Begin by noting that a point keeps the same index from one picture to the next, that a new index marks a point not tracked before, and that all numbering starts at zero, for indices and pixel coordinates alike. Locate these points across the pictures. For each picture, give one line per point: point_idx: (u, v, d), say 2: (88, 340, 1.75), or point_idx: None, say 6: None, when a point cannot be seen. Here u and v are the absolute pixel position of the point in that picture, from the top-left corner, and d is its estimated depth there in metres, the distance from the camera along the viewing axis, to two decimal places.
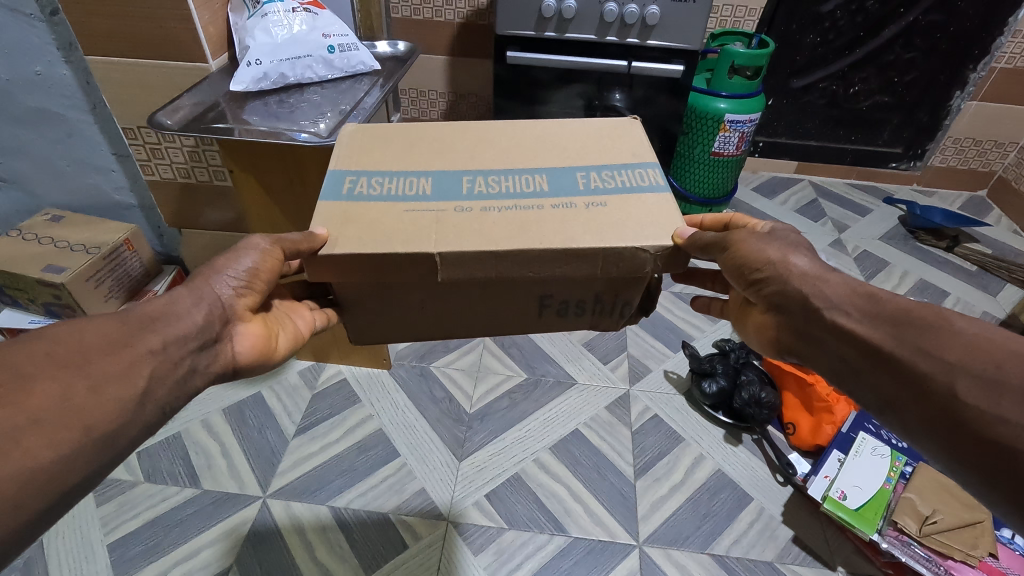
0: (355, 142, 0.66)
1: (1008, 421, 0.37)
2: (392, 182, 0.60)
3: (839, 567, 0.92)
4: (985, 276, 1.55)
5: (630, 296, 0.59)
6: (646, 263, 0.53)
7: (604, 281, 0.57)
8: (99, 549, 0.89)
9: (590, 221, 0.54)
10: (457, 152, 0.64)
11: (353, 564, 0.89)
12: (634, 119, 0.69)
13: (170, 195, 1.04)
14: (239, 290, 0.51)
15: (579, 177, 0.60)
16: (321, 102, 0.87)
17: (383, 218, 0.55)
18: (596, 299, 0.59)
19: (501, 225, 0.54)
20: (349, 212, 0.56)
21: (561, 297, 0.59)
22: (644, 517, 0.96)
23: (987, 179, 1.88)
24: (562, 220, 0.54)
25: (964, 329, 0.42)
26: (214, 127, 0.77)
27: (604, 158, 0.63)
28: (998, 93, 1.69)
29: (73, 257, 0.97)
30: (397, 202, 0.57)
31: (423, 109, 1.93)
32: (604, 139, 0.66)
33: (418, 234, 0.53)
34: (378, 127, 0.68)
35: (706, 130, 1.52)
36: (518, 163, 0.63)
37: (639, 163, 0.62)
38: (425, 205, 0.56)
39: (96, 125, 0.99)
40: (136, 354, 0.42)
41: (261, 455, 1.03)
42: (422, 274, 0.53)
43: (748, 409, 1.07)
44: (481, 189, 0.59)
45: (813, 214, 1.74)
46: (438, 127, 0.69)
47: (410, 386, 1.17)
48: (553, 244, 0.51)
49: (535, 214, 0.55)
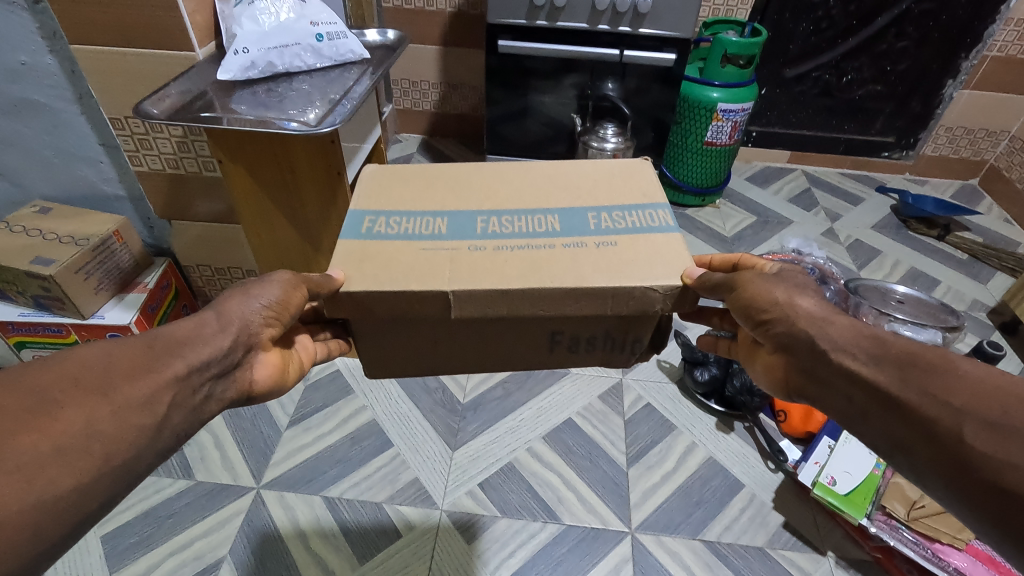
0: (376, 182, 0.66)
1: (1017, 467, 0.36)
2: (409, 221, 0.60)
3: (829, 552, 0.93)
4: (976, 265, 1.55)
5: (641, 333, 0.58)
6: (656, 302, 0.53)
7: (614, 317, 0.56)
8: (92, 541, 0.89)
9: (603, 260, 0.54)
10: (472, 192, 0.64)
11: (348, 553, 0.90)
12: (646, 160, 0.69)
13: (160, 186, 1.03)
14: (266, 319, 0.50)
15: (591, 218, 0.60)
16: (310, 91, 0.86)
17: (401, 256, 0.55)
18: (606, 336, 0.59)
19: (513, 264, 0.54)
20: (367, 250, 0.56)
21: (572, 333, 0.58)
22: (637, 504, 0.97)
23: (979, 168, 1.88)
24: (576, 259, 0.54)
25: (973, 369, 0.41)
26: (202, 117, 0.76)
27: (615, 198, 0.63)
28: (990, 81, 1.69)
29: (62, 249, 0.96)
30: (414, 241, 0.57)
31: (415, 99, 1.91)
32: (616, 181, 0.66)
33: (432, 273, 0.53)
34: (398, 168, 0.69)
35: (699, 120, 1.52)
36: (535, 200, 0.63)
37: (650, 203, 0.62)
38: (442, 244, 0.56)
39: (82, 116, 0.97)
40: (162, 380, 0.42)
41: (255, 446, 1.03)
42: (439, 310, 0.53)
43: (739, 397, 1.08)
44: (495, 229, 0.59)
45: (806, 204, 1.74)
46: (453, 167, 0.69)
47: (405, 377, 1.17)
48: (563, 282, 0.52)
49: (547, 251, 0.55)
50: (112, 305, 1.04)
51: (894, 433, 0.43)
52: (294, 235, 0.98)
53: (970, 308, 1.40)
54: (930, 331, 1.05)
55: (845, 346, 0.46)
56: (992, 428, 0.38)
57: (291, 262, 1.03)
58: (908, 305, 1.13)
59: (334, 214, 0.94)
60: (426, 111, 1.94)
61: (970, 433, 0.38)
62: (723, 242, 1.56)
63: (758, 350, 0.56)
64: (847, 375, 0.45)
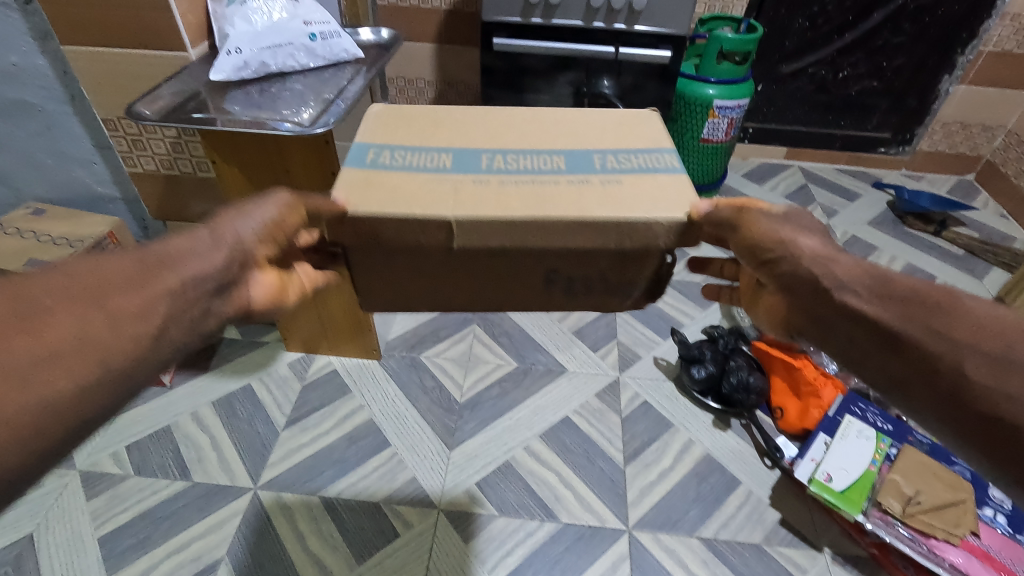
0: (383, 119, 0.62)
1: (1012, 398, 0.39)
2: (415, 155, 0.56)
3: (825, 548, 0.93)
4: (972, 260, 1.55)
5: (637, 275, 0.54)
6: (661, 240, 0.49)
7: (612, 256, 0.52)
8: (89, 543, 0.89)
9: (605, 196, 0.50)
10: (480, 131, 0.60)
11: (344, 553, 0.90)
12: (652, 111, 0.65)
13: (154, 186, 1.03)
14: (259, 237, 0.48)
15: (596, 158, 0.56)
16: (303, 90, 0.86)
17: (405, 186, 0.51)
18: (602, 276, 0.54)
19: (517, 197, 0.50)
20: (371, 178, 0.52)
21: (568, 272, 0.54)
22: (633, 502, 0.97)
23: (975, 163, 1.88)
24: (577, 195, 0.50)
25: (974, 306, 0.43)
26: (194, 117, 0.76)
27: (624, 142, 0.59)
28: (986, 76, 1.69)
29: (56, 251, 0.96)
30: (419, 173, 0.53)
31: (411, 97, 1.91)
32: (620, 129, 0.61)
33: (435, 200, 0.49)
34: (406, 108, 0.64)
35: (695, 116, 1.52)
36: (539, 142, 0.59)
37: (657, 147, 0.58)
38: (444, 176, 0.52)
39: (74, 117, 0.97)
40: (154, 292, 0.41)
41: (252, 447, 1.03)
42: (439, 241, 0.50)
43: (736, 395, 1.08)
44: (501, 165, 0.55)
45: (802, 199, 1.75)
46: (462, 110, 0.65)
47: (401, 376, 1.17)
48: (559, 213, 0.48)
49: (553, 188, 0.51)
50: None
51: (890, 371, 0.44)
52: None
53: None
54: None
55: (849, 285, 0.45)
56: (993, 361, 0.40)
57: None
58: None
59: None
60: (422, 109, 1.93)
61: (970, 368, 0.40)
62: None
63: (759, 294, 0.55)
64: (852, 313, 0.45)
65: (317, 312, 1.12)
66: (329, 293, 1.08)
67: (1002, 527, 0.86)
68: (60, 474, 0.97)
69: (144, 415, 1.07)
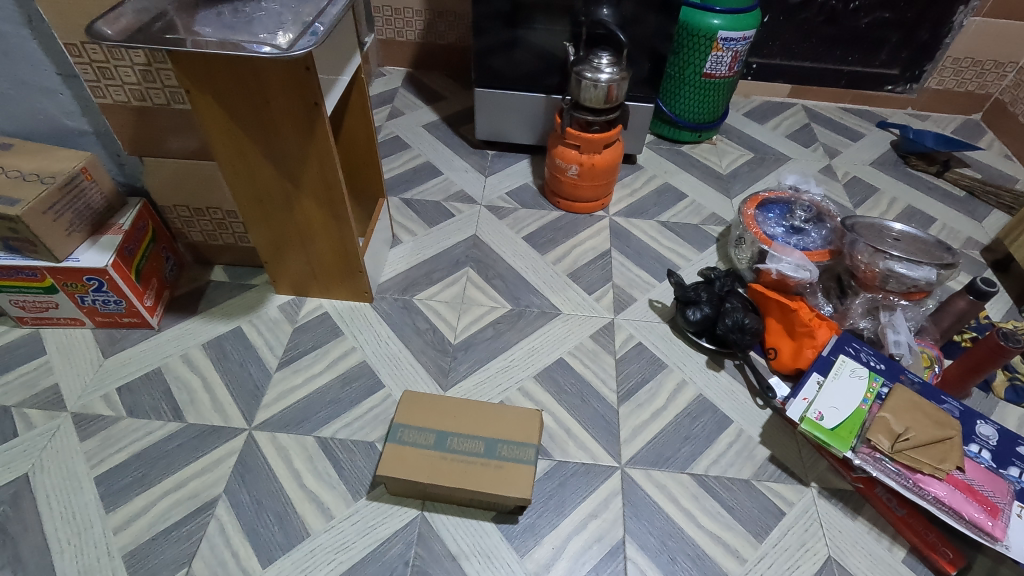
0: (421, 406, 0.92)
1: None
2: (426, 435, 0.89)
3: (812, 484, 0.95)
4: (973, 203, 1.52)
5: (511, 503, 0.84)
6: (522, 499, 0.83)
7: (484, 494, 0.84)
8: (85, 481, 0.89)
9: (485, 475, 0.85)
10: (468, 425, 0.90)
11: (341, 491, 0.91)
12: (539, 411, 0.93)
13: (127, 120, 0.98)
14: None
15: (496, 450, 0.88)
16: (280, 11, 0.80)
17: (427, 465, 0.85)
18: (487, 500, 0.86)
19: (449, 472, 0.85)
20: (406, 454, 0.86)
21: (483, 500, 0.86)
22: (626, 440, 0.98)
23: (983, 103, 1.82)
24: (470, 468, 0.85)
25: None
26: (164, 38, 0.70)
27: (504, 435, 0.89)
28: (1003, 7, 1.60)
29: (27, 188, 0.91)
30: (436, 453, 0.87)
31: (399, 29, 1.81)
32: (505, 469, 0.85)
33: (445, 409, 0.92)
34: (443, 401, 0.94)
35: (698, 49, 1.46)
36: (472, 428, 0.90)
37: (515, 441, 0.89)
38: (432, 454, 0.87)
39: (34, 41, 0.90)
40: None
41: (245, 389, 1.02)
42: (436, 445, 0.88)
43: (731, 335, 1.07)
44: (458, 445, 0.88)
45: (804, 139, 1.70)
46: (465, 405, 0.93)
47: (395, 318, 1.16)
48: (450, 477, 0.84)
49: (471, 469, 0.85)
50: (87, 247, 0.99)
51: None
52: (270, 170, 0.94)
53: (964, 246, 1.39)
54: (925, 268, 1.03)
55: None
56: None
57: (269, 200, 0.99)
58: (904, 244, 1.12)
59: (313, 146, 0.90)
60: (412, 42, 1.84)
61: None
62: (718, 180, 1.54)
63: None
64: None
65: (305, 252, 1.09)
66: (318, 233, 1.05)
67: (986, 462, 0.88)
68: (52, 416, 0.97)
69: (133, 357, 1.06)
